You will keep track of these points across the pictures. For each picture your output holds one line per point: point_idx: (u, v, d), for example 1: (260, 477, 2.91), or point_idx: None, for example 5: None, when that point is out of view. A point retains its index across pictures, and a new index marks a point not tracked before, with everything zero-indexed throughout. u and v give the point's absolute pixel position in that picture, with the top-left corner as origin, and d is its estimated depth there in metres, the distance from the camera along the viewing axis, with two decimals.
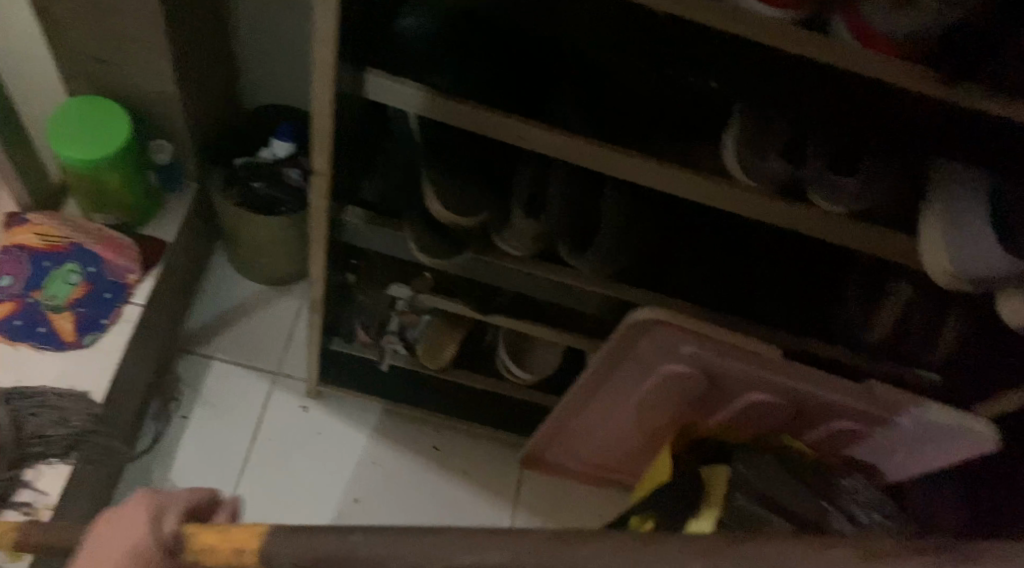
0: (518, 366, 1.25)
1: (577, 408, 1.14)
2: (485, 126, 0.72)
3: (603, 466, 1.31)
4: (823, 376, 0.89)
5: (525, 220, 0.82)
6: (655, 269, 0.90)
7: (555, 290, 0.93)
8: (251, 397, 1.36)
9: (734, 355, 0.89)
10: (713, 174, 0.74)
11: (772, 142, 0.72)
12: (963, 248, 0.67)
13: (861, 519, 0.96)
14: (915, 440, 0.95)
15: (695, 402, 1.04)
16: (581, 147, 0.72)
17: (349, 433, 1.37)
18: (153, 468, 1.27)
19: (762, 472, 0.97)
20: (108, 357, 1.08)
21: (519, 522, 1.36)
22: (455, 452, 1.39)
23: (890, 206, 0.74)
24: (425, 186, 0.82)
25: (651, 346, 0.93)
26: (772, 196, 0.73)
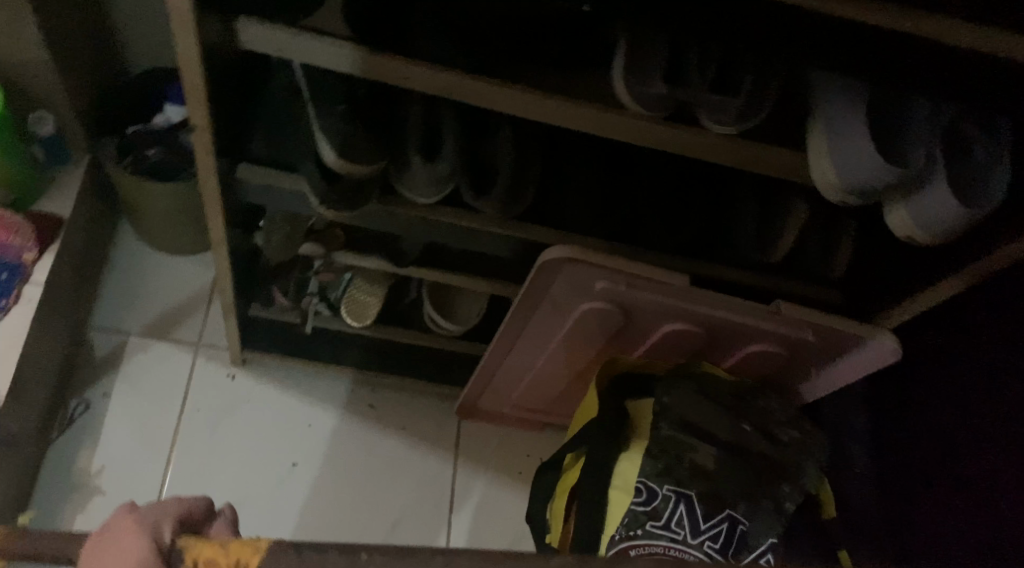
0: (444, 318, 1.24)
1: (503, 354, 1.14)
2: (365, 65, 0.71)
3: (536, 409, 1.32)
4: (731, 300, 0.90)
5: (424, 166, 0.81)
6: (558, 207, 0.90)
7: (463, 237, 0.91)
8: (175, 371, 1.33)
9: (644, 287, 0.89)
10: (601, 103, 0.74)
11: (656, 67, 0.71)
12: (848, 158, 0.69)
13: (779, 437, 1.01)
14: (825, 355, 0.98)
15: (613, 337, 1.05)
16: (464, 84, 0.71)
17: (279, 398, 1.35)
18: (76, 448, 1.24)
19: (681, 400, 0.99)
20: (10, 342, 1.03)
21: (460, 472, 1.36)
22: (390, 409, 1.38)
23: (772, 125, 0.75)
24: (316, 135, 0.79)
25: (564, 285, 0.93)
26: (660, 121, 0.72)
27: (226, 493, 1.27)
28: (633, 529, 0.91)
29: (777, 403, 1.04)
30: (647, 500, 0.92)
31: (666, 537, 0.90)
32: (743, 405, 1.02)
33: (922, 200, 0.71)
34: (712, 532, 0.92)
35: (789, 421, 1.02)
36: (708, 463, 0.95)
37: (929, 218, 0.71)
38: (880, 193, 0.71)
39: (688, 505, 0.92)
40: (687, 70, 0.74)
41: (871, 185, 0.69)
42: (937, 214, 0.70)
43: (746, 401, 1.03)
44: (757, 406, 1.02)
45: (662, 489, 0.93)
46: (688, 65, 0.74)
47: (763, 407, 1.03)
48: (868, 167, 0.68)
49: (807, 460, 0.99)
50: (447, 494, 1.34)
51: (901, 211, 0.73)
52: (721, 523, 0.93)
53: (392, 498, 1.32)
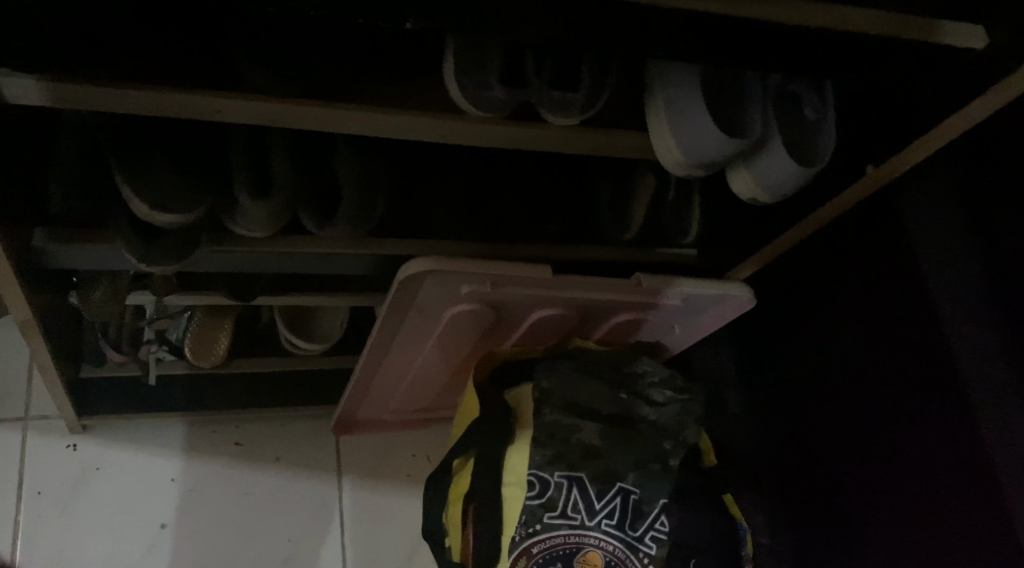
0: (304, 338, 1.16)
1: (373, 369, 1.08)
2: (170, 106, 0.62)
3: (417, 409, 1.26)
4: (598, 281, 0.91)
5: (256, 203, 0.73)
6: (409, 216, 0.87)
7: (313, 263, 0.84)
8: (2, 454, 1.17)
9: (510, 283, 0.87)
10: (438, 109, 0.69)
11: (490, 68, 0.68)
12: (688, 136, 0.70)
13: (655, 398, 1.02)
14: (689, 313, 1.01)
15: (485, 332, 1.03)
16: (288, 110, 0.65)
17: (133, 458, 1.21)
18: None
19: (562, 382, 0.99)
20: None
21: (347, 488, 1.27)
22: (263, 442, 1.28)
23: (610, 108, 0.75)
24: (123, 188, 0.70)
25: (431, 293, 0.89)
26: (501, 122, 0.70)
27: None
28: (532, 525, 0.91)
29: (650, 364, 1.05)
30: (541, 491, 0.92)
31: (565, 525, 0.92)
32: (621, 374, 1.04)
33: (762, 163, 0.74)
34: (608, 509, 0.94)
35: (663, 381, 1.04)
36: (594, 440, 0.96)
37: (769, 179, 0.75)
38: (725, 161, 0.74)
39: (580, 489, 0.93)
40: (521, 67, 0.72)
41: (712, 155, 0.72)
42: (780, 174, 0.74)
43: (623, 369, 1.05)
44: (634, 372, 1.04)
45: (554, 477, 0.93)
46: (521, 59, 0.72)
47: (638, 372, 1.04)
48: (712, 142, 0.70)
49: (685, 416, 1.02)
50: (338, 517, 1.25)
51: (744, 173, 0.76)
52: (614, 498, 0.94)
53: (276, 533, 1.21)
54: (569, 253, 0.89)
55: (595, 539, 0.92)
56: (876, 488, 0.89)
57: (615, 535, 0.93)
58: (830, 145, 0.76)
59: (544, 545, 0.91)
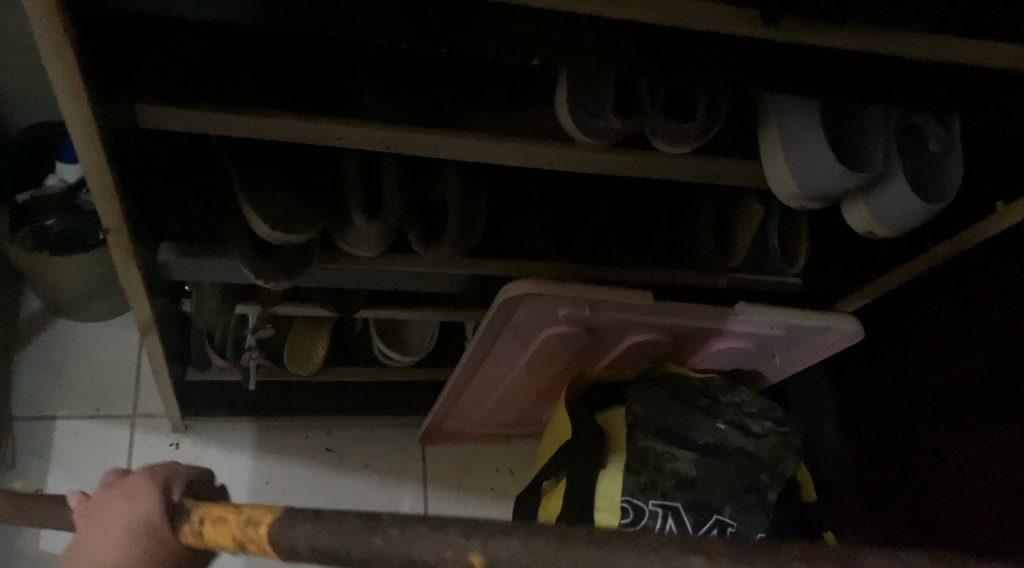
0: (396, 350, 1.18)
1: (464, 383, 1.09)
2: (295, 132, 0.64)
3: (503, 424, 1.26)
4: (700, 308, 0.89)
5: (369, 224, 0.74)
6: (512, 238, 0.87)
7: (416, 281, 0.85)
8: (110, 445, 1.21)
9: (609, 308, 0.87)
10: (550, 138, 0.69)
11: (604, 96, 0.68)
12: (806, 167, 0.68)
13: (753, 429, 1.00)
14: (790, 343, 0.98)
15: (579, 353, 1.02)
16: (405, 137, 0.66)
17: (229, 457, 1.25)
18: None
19: (657, 407, 0.98)
20: None
21: (431, 498, 1.29)
22: (352, 448, 1.30)
23: (723, 136, 0.73)
24: (243, 207, 0.72)
25: (529, 315, 0.89)
26: (613, 150, 0.70)
27: None
28: None
29: (748, 394, 1.02)
30: (635, 519, 0.90)
31: None
32: (716, 402, 1.01)
33: (882, 196, 0.71)
34: None
35: (763, 412, 1.02)
36: (689, 470, 0.95)
37: (890, 214, 0.71)
38: (842, 194, 0.71)
39: (676, 518, 0.91)
40: (635, 95, 0.71)
41: (830, 188, 0.69)
42: (904, 209, 0.71)
43: (718, 396, 1.02)
44: (730, 400, 1.02)
45: (648, 506, 0.91)
46: (636, 89, 0.71)
47: (735, 401, 1.02)
48: (832, 173, 0.68)
49: (784, 449, 1.00)
50: None
51: (862, 207, 0.73)
52: (711, 530, 0.92)
53: None
54: (673, 279, 0.88)
55: None
56: (985, 537, 0.85)
57: None
58: (957, 179, 0.73)
59: None
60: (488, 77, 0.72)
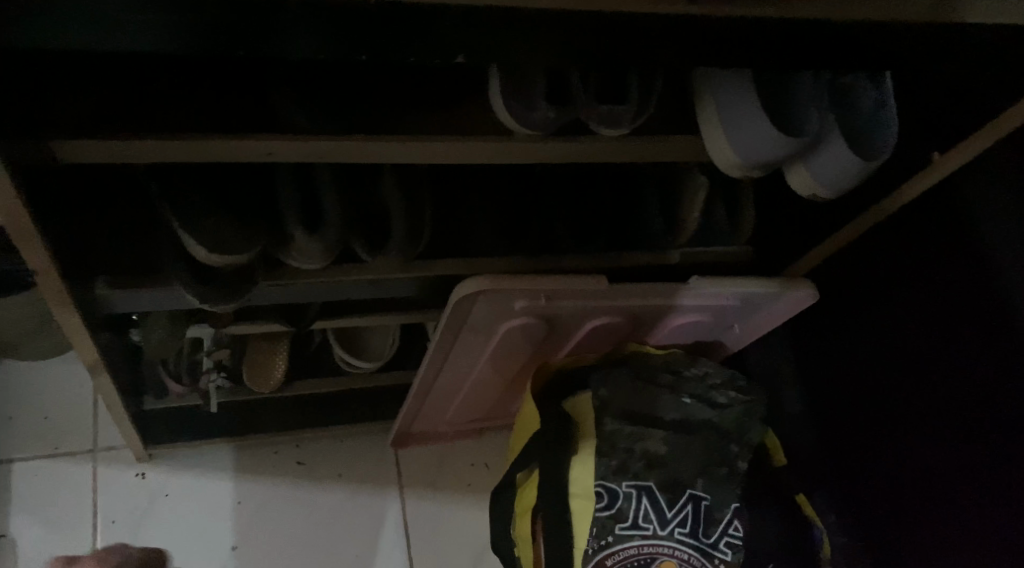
0: (355, 357, 1.16)
1: (429, 384, 1.07)
2: (220, 154, 0.62)
3: (473, 419, 1.25)
4: (655, 287, 0.89)
5: (311, 237, 0.73)
6: (459, 236, 0.85)
7: (366, 290, 0.83)
8: (72, 485, 1.17)
9: (563, 296, 0.86)
10: (484, 133, 0.68)
11: (535, 87, 0.67)
12: (742, 137, 0.68)
13: (719, 400, 1.00)
14: (748, 311, 0.98)
15: (540, 343, 1.02)
16: (337, 146, 0.64)
17: (197, 482, 1.21)
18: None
19: (623, 389, 0.98)
20: None
21: (409, 501, 1.26)
22: (323, 458, 1.27)
23: (659, 115, 0.73)
24: (177, 233, 0.70)
25: (484, 311, 0.88)
26: (550, 139, 0.69)
27: None
28: (604, 537, 0.90)
29: (710, 366, 1.03)
30: (610, 502, 0.91)
31: (637, 535, 0.90)
32: (681, 377, 1.02)
33: (821, 158, 0.71)
34: (679, 518, 0.92)
35: (725, 382, 1.02)
36: (659, 447, 0.95)
37: (828, 175, 0.72)
38: (780, 161, 0.72)
39: (651, 497, 0.92)
40: (567, 82, 0.70)
41: (767, 156, 0.70)
42: (841, 169, 0.71)
43: (683, 371, 1.02)
44: (695, 374, 1.02)
45: (621, 488, 0.92)
46: (567, 75, 0.70)
47: (697, 374, 1.02)
48: (768, 141, 0.68)
49: (749, 417, 1.00)
50: (402, 531, 1.24)
51: (804, 172, 0.73)
52: (685, 506, 0.93)
53: (343, 551, 1.20)
54: (625, 261, 0.87)
55: (669, 549, 0.90)
56: (951, 483, 0.86)
57: (689, 543, 0.91)
58: (893, 135, 0.74)
59: (618, 557, 0.89)
60: (416, 77, 0.70)
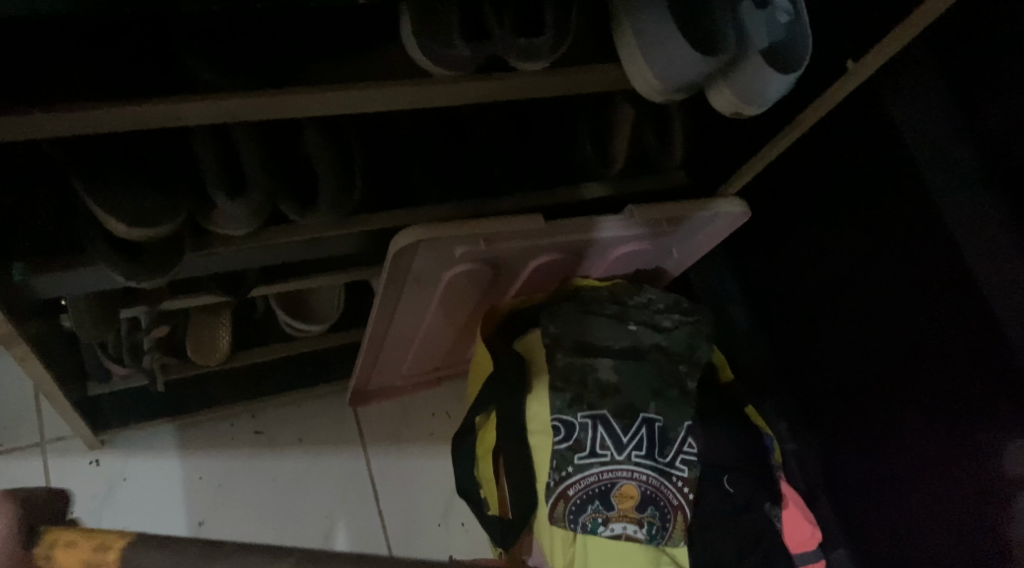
0: (303, 321, 1.15)
1: (380, 340, 1.06)
2: (125, 122, 0.60)
3: (427, 370, 1.25)
4: (595, 220, 0.89)
5: (235, 201, 0.72)
6: (388, 187, 0.84)
7: (301, 251, 0.82)
8: (25, 479, 1.14)
9: (504, 238, 0.86)
10: (404, 77, 0.67)
11: (447, 24, 0.66)
12: (663, 64, 0.68)
13: (664, 323, 1.03)
14: (685, 236, 1.00)
15: (485, 287, 1.02)
16: (253, 105, 0.62)
17: (153, 462, 1.19)
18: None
19: (568, 323, 0.99)
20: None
21: (373, 457, 1.26)
22: (281, 426, 1.25)
23: (580, 47, 0.72)
24: (94, 211, 0.67)
25: (426, 260, 0.87)
26: (472, 79, 0.68)
27: None
28: (563, 468, 0.92)
29: (652, 293, 1.05)
30: (567, 435, 0.92)
31: (596, 463, 0.92)
32: (626, 305, 1.03)
33: (739, 74, 0.72)
34: (635, 441, 0.94)
35: (668, 306, 1.05)
36: (611, 377, 0.97)
37: (750, 92, 0.72)
38: (702, 81, 0.72)
39: (606, 425, 0.93)
40: (482, 16, 0.69)
41: (689, 77, 0.70)
42: (761, 83, 0.72)
43: (628, 300, 1.04)
44: (640, 301, 1.04)
45: (577, 418, 0.93)
46: (480, 14, 0.69)
47: (641, 302, 1.04)
48: (685, 61, 0.69)
49: (696, 337, 1.03)
50: (370, 485, 1.24)
51: (723, 91, 0.74)
52: (640, 429, 0.94)
53: (313, 510, 1.20)
54: (560, 196, 0.88)
55: (627, 471, 0.92)
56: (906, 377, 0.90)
57: (646, 464, 0.93)
58: (805, 49, 0.75)
59: (580, 485, 0.91)
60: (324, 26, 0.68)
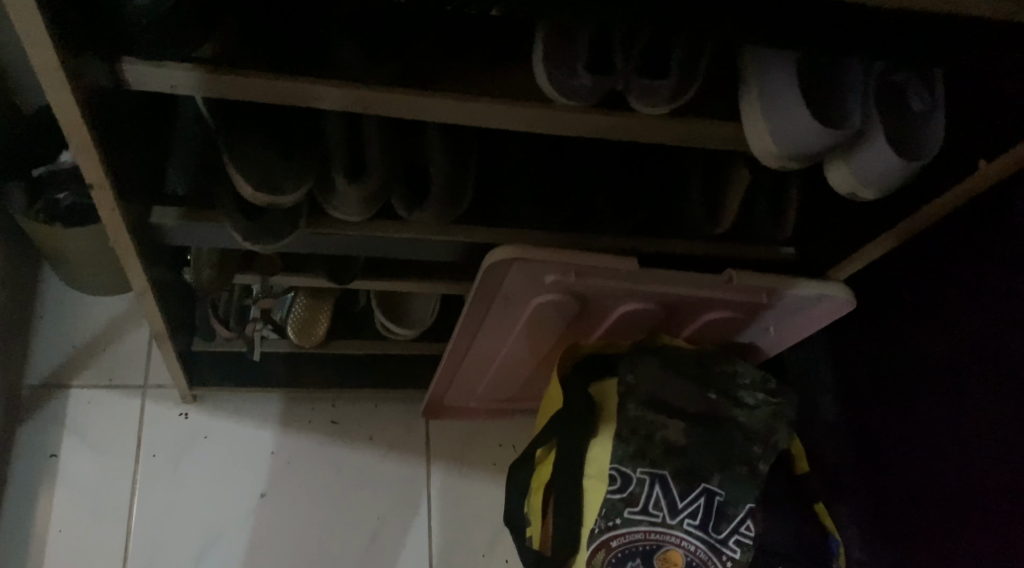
0: (398, 324, 1.19)
1: (461, 353, 1.08)
2: (273, 93, 0.66)
3: (504, 398, 1.26)
4: (690, 276, 0.89)
5: (351, 184, 0.77)
6: (496, 202, 0.89)
7: (404, 248, 0.86)
8: (120, 413, 1.21)
9: (595, 275, 0.88)
10: (531, 98, 0.70)
11: (578, 54, 0.69)
12: (783, 128, 0.69)
13: (746, 400, 0.99)
14: (783, 314, 0.98)
15: (573, 322, 1.02)
16: (386, 99, 0.67)
17: (233, 427, 1.24)
18: (12, 512, 1.11)
19: (650, 376, 0.97)
20: (101, 410, 1.20)
21: (435, 471, 1.28)
22: (357, 421, 1.29)
23: (701, 100, 0.74)
24: (228, 169, 0.75)
25: (518, 281, 0.89)
26: (591, 112, 0.70)
27: (192, 537, 1.15)
28: (611, 518, 0.90)
29: (742, 365, 1.02)
30: (623, 486, 0.90)
31: (645, 521, 0.90)
32: (710, 371, 1.01)
33: (861, 155, 0.72)
34: (690, 509, 0.91)
35: (755, 383, 1.01)
36: (679, 439, 0.94)
37: (868, 173, 0.72)
38: (823, 153, 0.72)
39: (663, 486, 0.91)
40: (610, 53, 0.72)
41: (809, 146, 0.70)
42: (883, 166, 0.71)
43: (712, 367, 1.02)
44: (724, 371, 1.01)
45: (636, 473, 0.91)
46: (611, 51, 0.72)
47: (727, 371, 1.01)
48: (809, 132, 0.69)
49: (777, 420, 0.98)
50: (427, 498, 1.25)
51: (844, 167, 0.73)
52: (698, 499, 0.91)
53: (367, 508, 1.22)
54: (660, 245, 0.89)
55: (676, 538, 0.90)
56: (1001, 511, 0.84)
57: (697, 536, 0.90)
58: (934, 144, 0.74)
59: (624, 540, 0.89)
60: (465, 40, 0.73)
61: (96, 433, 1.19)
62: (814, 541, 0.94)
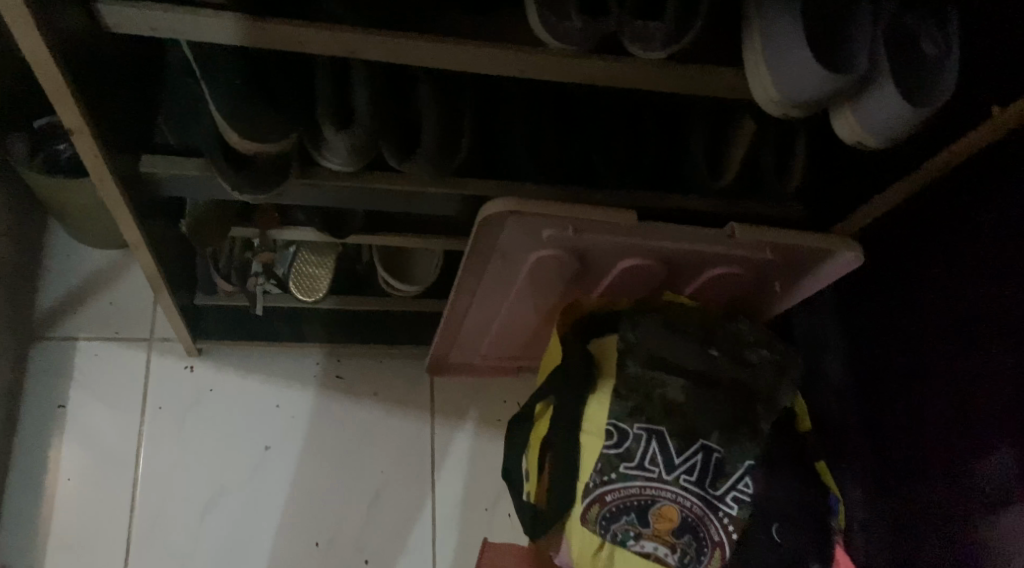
0: (400, 280, 1.18)
1: (462, 311, 1.07)
2: (253, 37, 0.64)
3: (511, 356, 1.24)
4: (691, 230, 0.87)
5: (339, 133, 0.75)
6: (493, 155, 0.87)
7: (398, 200, 0.84)
8: (125, 369, 1.21)
9: (594, 229, 0.85)
10: (523, 43, 0.68)
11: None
12: (784, 75, 0.66)
13: (750, 358, 0.97)
14: (789, 271, 0.96)
15: (573, 280, 1.01)
16: (372, 42, 0.65)
17: (240, 381, 1.24)
18: (20, 467, 1.13)
19: (652, 333, 0.95)
20: (108, 365, 1.21)
21: (439, 427, 1.27)
22: (362, 377, 1.29)
23: (701, 46, 0.71)
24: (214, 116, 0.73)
25: (515, 235, 0.87)
26: (585, 58, 0.68)
27: (200, 490, 1.16)
28: (607, 473, 0.89)
29: (746, 323, 1.00)
30: (619, 441, 0.90)
31: (641, 476, 0.89)
32: (713, 329, 0.99)
33: (869, 103, 0.69)
34: (687, 465, 0.90)
35: (759, 341, 0.99)
36: (679, 397, 0.92)
37: (873, 123, 0.69)
38: (826, 101, 0.69)
39: (660, 442, 0.90)
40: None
41: (812, 94, 0.67)
42: (889, 116, 0.68)
43: (716, 325, 1.00)
44: (728, 329, 1.00)
45: (633, 429, 0.90)
46: None
47: (730, 329, 0.99)
48: (811, 79, 0.66)
49: (780, 379, 0.97)
50: (432, 454, 1.25)
51: (849, 117, 0.70)
52: (695, 456, 0.90)
53: (373, 464, 1.23)
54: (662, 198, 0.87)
55: (672, 494, 0.89)
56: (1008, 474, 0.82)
57: (693, 491, 0.89)
58: (947, 93, 0.70)
59: (619, 493, 0.88)
60: None
61: (103, 389, 1.19)
62: (812, 502, 0.92)
